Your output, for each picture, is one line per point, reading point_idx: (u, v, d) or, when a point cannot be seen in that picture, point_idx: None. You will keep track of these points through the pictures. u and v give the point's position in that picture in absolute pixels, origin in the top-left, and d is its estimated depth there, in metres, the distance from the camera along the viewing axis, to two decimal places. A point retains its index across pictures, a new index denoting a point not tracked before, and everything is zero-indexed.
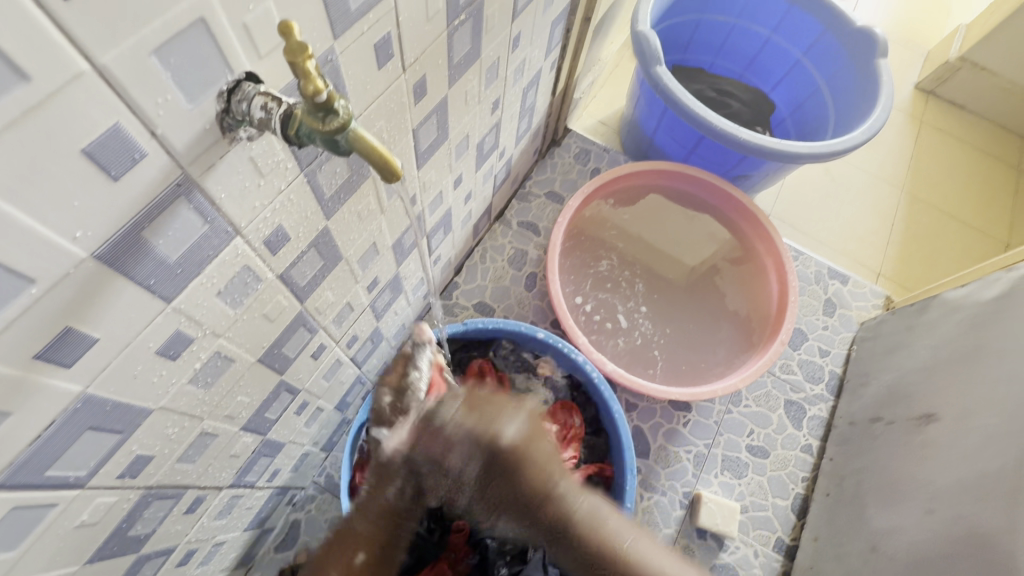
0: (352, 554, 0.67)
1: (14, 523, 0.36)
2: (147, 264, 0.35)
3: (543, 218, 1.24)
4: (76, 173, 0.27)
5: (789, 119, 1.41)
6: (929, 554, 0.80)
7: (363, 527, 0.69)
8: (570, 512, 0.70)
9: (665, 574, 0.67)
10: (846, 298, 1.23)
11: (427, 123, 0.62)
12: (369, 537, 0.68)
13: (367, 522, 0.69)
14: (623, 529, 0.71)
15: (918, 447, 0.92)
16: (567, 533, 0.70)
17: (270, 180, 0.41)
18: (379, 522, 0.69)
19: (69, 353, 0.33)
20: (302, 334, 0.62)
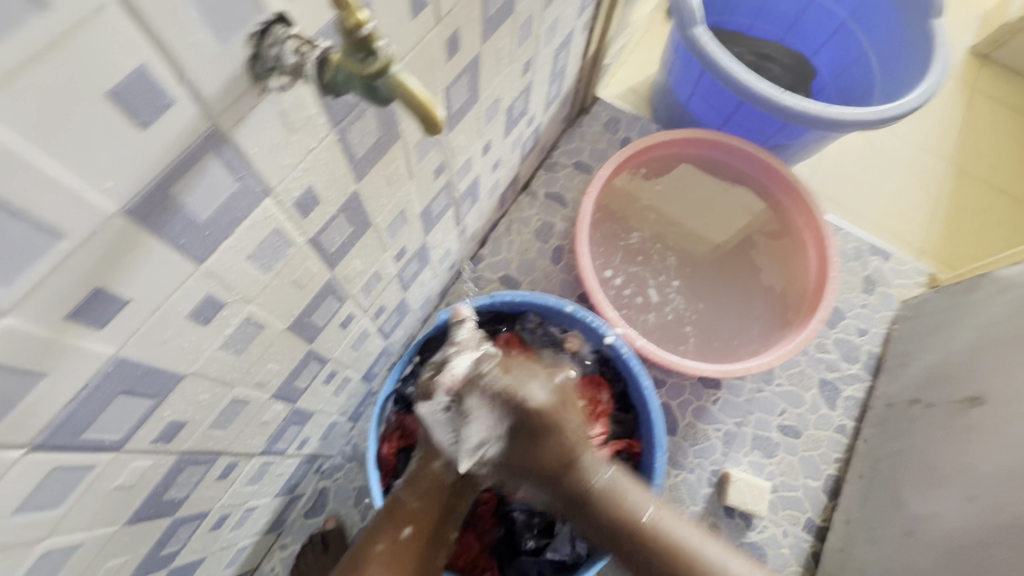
0: (402, 527, 0.66)
1: (54, 484, 0.36)
2: (177, 222, 0.33)
3: (571, 189, 1.20)
4: (102, 120, 0.25)
5: (831, 86, 1.31)
6: (969, 541, 0.77)
7: (410, 498, 0.68)
8: (593, 483, 0.66)
9: (695, 551, 0.63)
10: (888, 275, 1.18)
11: (459, 83, 0.59)
12: (419, 511, 0.68)
13: (416, 496, 0.68)
14: (644, 504, 0.66)
15: (961, 431, 0.87)
16: (588, 507, 0.65)
17: (301, 136, 0.39)
18: (425, 498, 0.68)
19: (102, 314, 0.32)
20: (331, 302, 0.61)
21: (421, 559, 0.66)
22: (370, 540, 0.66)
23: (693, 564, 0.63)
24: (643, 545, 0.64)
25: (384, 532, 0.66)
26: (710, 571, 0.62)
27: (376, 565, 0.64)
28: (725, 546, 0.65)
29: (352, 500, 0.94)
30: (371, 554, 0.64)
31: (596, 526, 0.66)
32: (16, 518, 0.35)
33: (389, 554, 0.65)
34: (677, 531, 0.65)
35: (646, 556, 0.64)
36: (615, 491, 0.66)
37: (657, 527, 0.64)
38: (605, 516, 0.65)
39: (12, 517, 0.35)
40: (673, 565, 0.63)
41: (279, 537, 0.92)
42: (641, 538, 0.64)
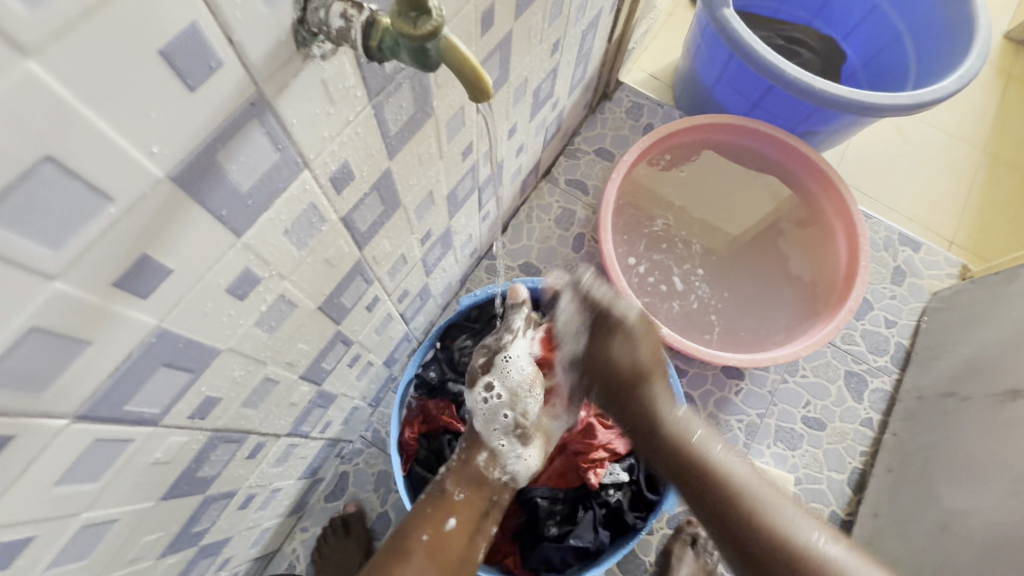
0: (445, 519, 0.67)
1: (95, 456, 0.36)
2: (220, 191, 0.32)
3: (592, 176, 1.18)
4: (153, 79, 0.25)
5: (862, 71, 1.27)
6: (1010, 536, 0.75)
7: (456, 489, 0.70)
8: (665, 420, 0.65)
9: (761, 502, 0.57)
10: (918, 266, 1.15)
11: (491, 59, 0.57)
12: (462, 502, 0.69)
13: (461, 488, 0.70)
14: (717, 444, 0.63)
15: (1000, 425, 0.85)
16: (659, 439, 0.65)
17: (340, 108, 0.38)
18: (471, 489, 0.71)
19: (145, 283, 0.31)
20: (359, 284, 0.60)
21: (464, 552, 0.66)
22: (412, 531, 0.65)
23: (758, 515, 0.56)
24: (711, 485, 0.60)
25: (428, 521, 0.66)
26: (777, 529, 0.55)
27: (419, 557, 0.63)
28: (799, 507, 0.57)
29: (373, 484, 0.94)
30: (414, 544, 0.64)
31: (664, 461, 0.64)
32: (58, 489, 0.35)
33: (432, 544, 0.64)
34: (746, 478, 0.59)
35: (711, 500, 0.59)
36: (687, 428, 0.64)
37: (727, 471, 0.60)
38: (674, 449, 0.63)
39: (55, 488, 0.35)
40: (738, 511, 0.57)
41: (300, 519, 0.93)
42: (708, 474, 0.60)
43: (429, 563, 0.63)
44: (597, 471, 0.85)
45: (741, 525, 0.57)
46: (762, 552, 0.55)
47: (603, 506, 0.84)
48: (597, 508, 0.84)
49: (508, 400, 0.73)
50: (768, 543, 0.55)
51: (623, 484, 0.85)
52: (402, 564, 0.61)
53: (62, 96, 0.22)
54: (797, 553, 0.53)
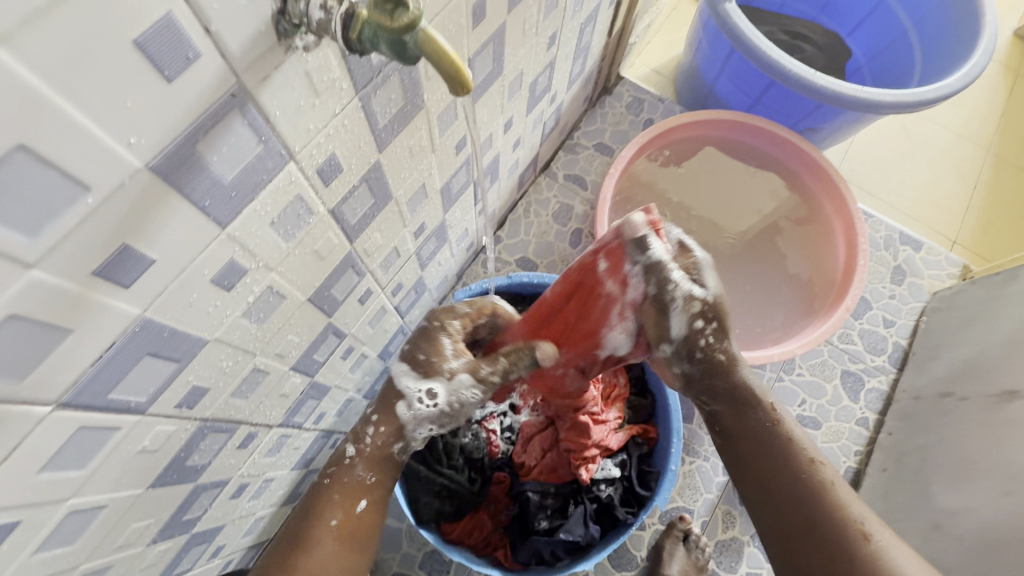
0: (355, 501, 0.62)
1: (81, 442, 0.37)
2: (202, 182, 0.33)
3: (591, 171, 1.18)
4: (129, 68, 0.25)
5: (866, 67, 1.26)
6: (1003, 537, 0.75)
7: (364, 472, 0.63)
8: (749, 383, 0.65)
9: (830, 479, 0.59)
10: (918, 265, 1.14)
11: (483, 52, 0.57)
12: (373, 485, 0.64)
13: (371, 472, 0.64)
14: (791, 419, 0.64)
15: (998, 426, 0.84)
16: (740, 401, 0.64)
17: (325, 100, 0.38)
18: (381, 471, 0.64)
19: (127, 272, 0.32)
20: (350, 276, 0.60)
21: (375, 531, 0.64)
22: (318, 516, 0.60)
23: (824, 491, 0.58)
24: (784, 451, 0.61)
25: (337, 507, 0.61)
26: (839, 508, 0.57)
27: (326, 542, 0.59)
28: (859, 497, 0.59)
29: None
30: (321, 531, 0.59)
31: (739, 426, 0.64)
32: (42, 476, 0.35)
33: (342, 531, 0.60)
34: (818, 454, 0.61)
35: (782, 465, 0.60)
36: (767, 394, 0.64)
37: (799, 441, 0.62)
38: (756, 415, 0.63)
39: (39, 474, 0.35)
40: (806, 482, 0.59)
41: (295, 509, 0.93)
42: (783, 440, 0.62)
43: (337, 547, 0.60)
44: (589, 467, 0.84)
45: (805, 499, 0.58)
46: (819, 525, 0.57)
47: (594, 501, 0.84)
48: (588, 503, 0.84)
49: (444, 413, 0.63)
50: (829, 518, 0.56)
51: (615, 479, 0.86)
52: (306, 554, 0.58)
53: (33, 83, 0.22)
54: (853, 535, 0.55)
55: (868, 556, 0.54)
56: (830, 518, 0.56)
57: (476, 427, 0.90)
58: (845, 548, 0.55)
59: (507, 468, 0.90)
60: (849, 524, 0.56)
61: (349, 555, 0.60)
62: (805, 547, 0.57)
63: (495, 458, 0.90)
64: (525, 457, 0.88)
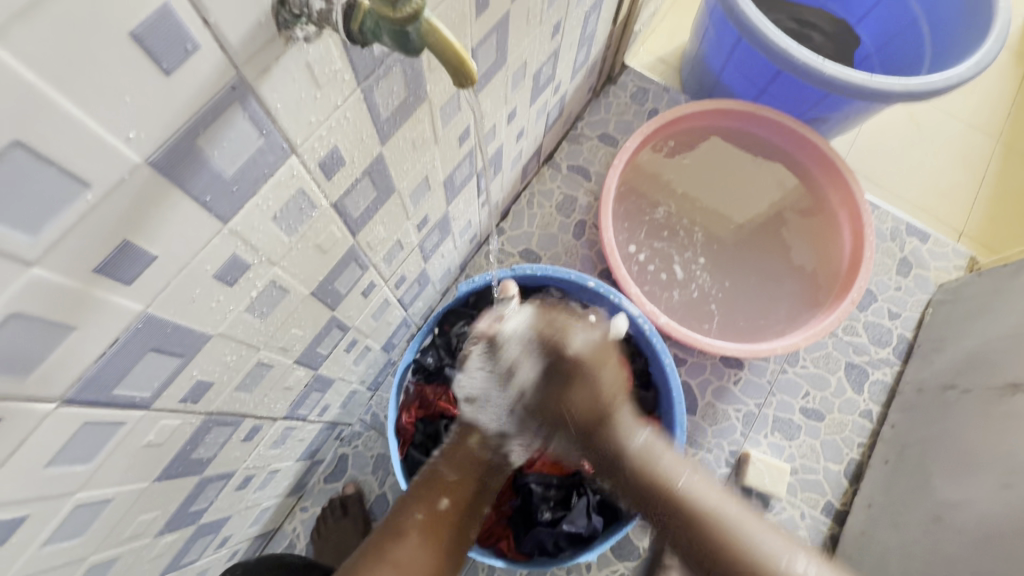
0: (439, 499, 0.65)
1: (85, 438, 0.37)
2: (203, 177, 0.32)
3: (595, 162, 1.17)
4: (125, 60, 0.24)
5: (876, 55, 1.24)
6: (1000, 530, 0.75)
7: (446, 471, 0.67)
8: (622, 441, 0.63)
9: (736, 530, 0.56)
10: (925, 257, 1.13)
11: (487, 42, 0.56)
12: (455, 483, 0.67)
13: (453, 470, 0.68)
14: (684, 470, 0.61)
15: (1000, 419, 0.84)
16: (625, 465, 0.63)
17: (326, 92, 0.37)
18: (462, 471, 0.68)
19: (128, 269, 0.31)
20: (354, 269, 0.60)
21: (460, 532, 0.64)
22: (404, 512, 0.63)
23: (728, 544, 0.55)
24: (687, 521, 0.58)
25: (421, 500, 0.64)
26: (741, 547, 0.55)
27: (412, 536, 0.61)
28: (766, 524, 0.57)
29: (371, 467, 0.96)
30: (410, 524, 0.62)
31: (652, 509, 0.60)
32: (49, 471, 0.35)
33: (427, 525, 0.62)
34: (711, 497, 0.58)
35: (685, 536, 0.58)
36: (654, 457, 0.62)
37: (690, 492, 0.59)
38: (662, 499, 0.60)
39: (46, 469, 0.35)
40: (707, 544, 0.56)
41: (301, 500, 0.94)
42: (674, 505, 0.59)
43: (423, 544, 0.61)
44: None
45: (705, 552, 0.56)
46: None
47: (597, 493, 0.85)
48: (590, 494, 0.85)
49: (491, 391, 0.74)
50: None
51: None
52: (395, 544, 0.60)
53: (30, 80, 0.22)
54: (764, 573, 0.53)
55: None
56: None
57: None
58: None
59: None
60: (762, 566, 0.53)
61: (434, 553, 0.61)
62: None
63: None
64: None
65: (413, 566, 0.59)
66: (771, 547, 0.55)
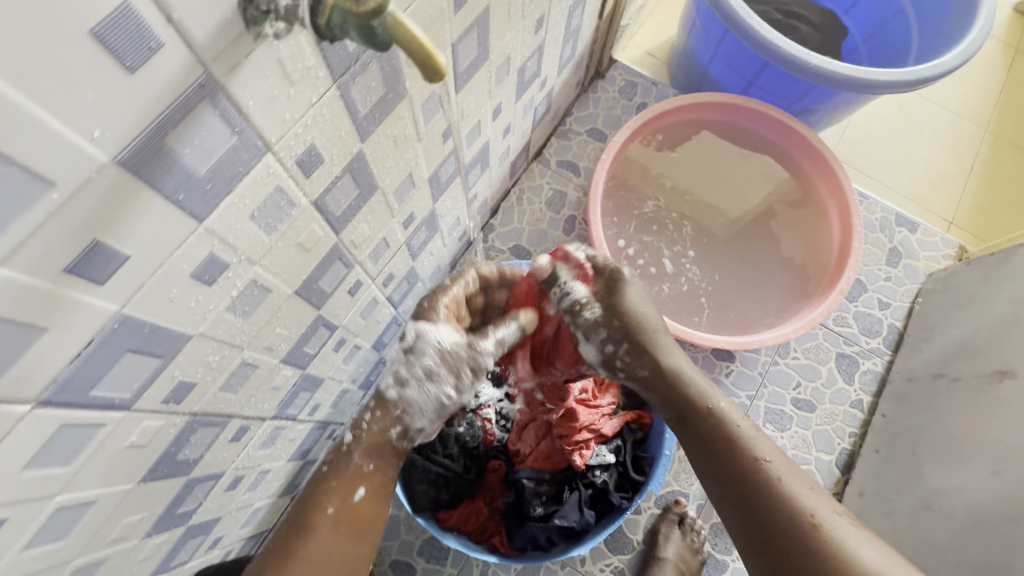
0: (352, 490, 0.65)
1: (65, 439, 0.37)
2: (175, 176, 0.32)
3: (584, 157, 1.17)
4: (87, 59, 0.24)
5: (864, 47, 1.24)
6: (991, 516, 0.76)
7: (361, 459, 0.66)
8: (686, 391, 0.70)
9: (778, 471, 0.62)
10: (914, 247, 1.14)
11: (467, 38, 0.56)
12: (368, 472, 0.66)
13: (369, 458, 0.66)
14: (741, 420, 0.67)
15: (990, 406, 0.85)
16: (684, 399, 0.70)
17: (300, 90, 0.37)
18: (377, 458, 0.67)
19: (100, 269, 0.31)
20: (338, 268, 0.60)
21: (376, 517, 0.66)
22: (317, 504, 0.63)
23: (772, 481, 0.61)
24: (732, 452, 0.64)
25: (333, 494, 0.64)
26: (787, 494, 0.60)
27: (324, 530, 0.62)
28: (811, 485, 0.62)
29: None
30: (320, 518, 0.62)
31: (702, 440, 0.67)
32: (28, 473, 0.35)
33: (339, 517, 0.63)
34: (767, 449, 0.64)
35: (729, 465, 0.64)
36: (712, 399, 0.69)
37: (749, 439, 0.65)
38: (715, 431, 0.67)
39: (24, 472, 0.35)
40: (750, 476, 0.62)
41: (294, 500, 0.94)
42: (726, 438, 0.66)
43: (337, 532, 0.63)
44: (583, 453, 0.85)
45: (751, 498, 0.61)
46: (778, 532, 0.58)
47: (588, 487, 0.85)
48: (583, 488, 0.85)
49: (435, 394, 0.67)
50: (789, 525, 0.58)
51: (610, 465, 0.86)
52: (305, 542, 0.61)
53: None
54: (803, 520, 0.58)
55: (821, 544, 0.56)
56: (784, 518, 0.59)
57: (470, 416, 0.89)
58: (811, 551, 0.56)
59: (502, 456, 0.90)
60: (796, 499, 0.59)
61: (350, 541, 0.63)
62: (776, 561, 0.58)
63: (490, 446, 0.90)
64: (519, 445, 0.89)
65: (327, 557, 0.61)
66: (809, 498, 0.59)
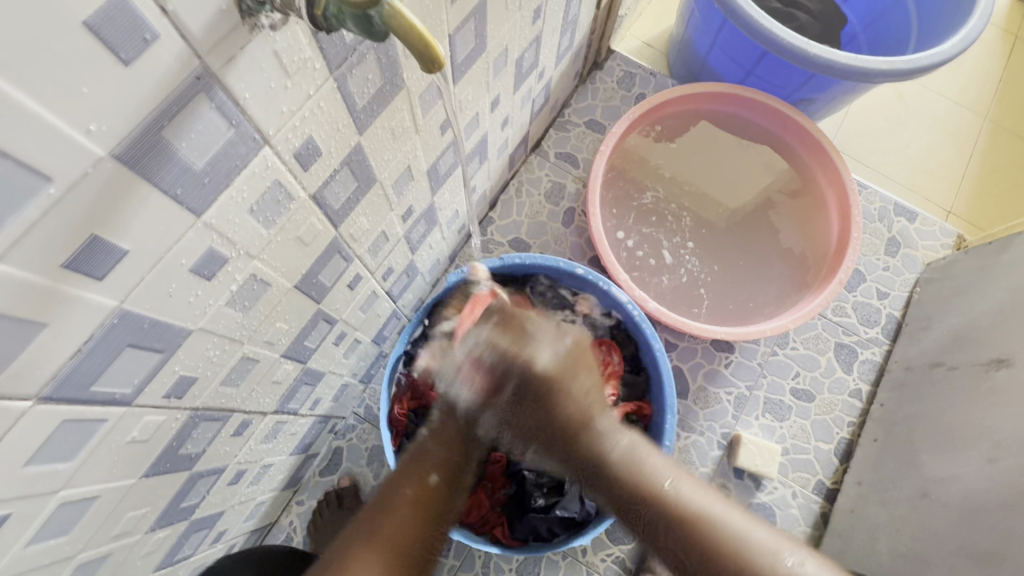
0: (427, 475, 0.61)
1: (67, 435, 0.37)
2: (172, 170, 0.32)
3: (583, 148, 1.16)
4: (81, 52, 0.24)
5: (863, 35, 1.23)
6: (988, 502, 0.77)
7: (435, 446, 0.64)
8: (608, 450, 0.60)
9: (729, 529, 0.55)
10: (912, 236, 1.14)
11: (465, 29, 0.55)
12: (442, 458, 0.64)
13: (439, 445, 0.64)
14: (672, 475, 0.59)
15: (987, 393, 0.85)
16: (601, 469, 0.60)
17: (297, 82, 0.37)
18: (448, 446, 0.65)
19: (98, 264, 0.31)
20: (337, 262, 0.60)
21: (450, 503, 0.62)
22: (395, 487, 0.60)
23: (724, 543, 0.54)
24: (673, 523, 0.56)
25: (410, 477, 0.60)
26: (743, 553, 0.54)
27: (405, 511, 0.58)
28: (758, 522, 0.57)
29: (366, 459, 0.96)
30: (398, 500, 0.58)
31: (637, 512, 0.58)
32: (29, 469, 0.35)
33: (418, 499, 0.59)
34: (710, 504, 0.57)
35: (674, 538, 0.56)
36: (635, 458, 0.60)
37: (688, 499, 0.57)
38: (645, 501, 0.58)
39: (26, 467, 0.35)
40: (700, 544, 0.55)
41: (296, 494, 0.95)
42: (662, 508, 0.57)
43: (416, 515, 0.58)
44: None
45: (705, 562, 0.55)
46: None
47: None
48: None
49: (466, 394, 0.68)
50: None
51: None
52: (386, 519, 0.56)
53: None
54: (761, 571, 0.53)
55: None
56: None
57: None
58: None
59: None
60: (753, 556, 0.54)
61: (427, 526, 0.58)
62: None
63: None
64: None
65: (411, 540, 0.56)
66: (764, 545, 0.55)
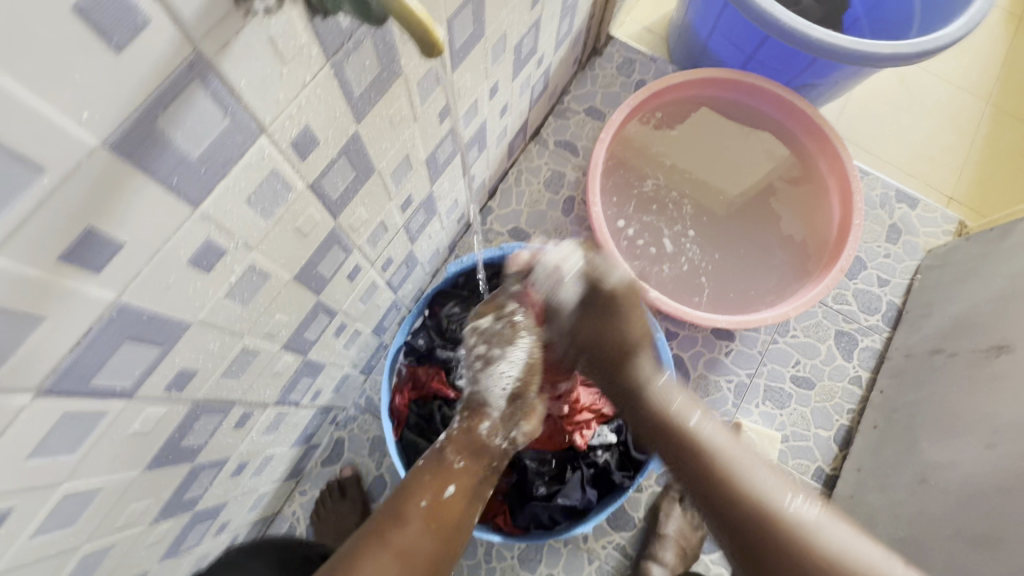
0: (445, 485, 0.57)
1: (68, 428, 0.37)
2: (167, 160, 0.31)
3: (582, 136, 1.15)
4: (72, 38, 0.23)
5: (865, 18, 1.19)
6: (986, 487, 0.77)
7: (454, 455, 0.61)
8: (645, 382, 0.63)
9: (742, 469, 0.55)
10: (914, 223, 1.13)
11: (463, 13, 0.54)
12: (462, 468, 0.60)
13: (461, 454, 0.61)
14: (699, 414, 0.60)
15: (987, 379, 0.86)
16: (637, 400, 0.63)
17: (293, 69, 0.36)
18: (471, 456, 0.61)
19: (95, 257, 0.31)
20: (336, 253, 0.59)
21: (467, 520, 0.57)
22: (409, 495, 0.56)
23: (734, 481, 0.55)
24: (690, 455, 0.57)
25: (427, 487, 0.56)
26: (752, 493, 0.54)
27: (418, 522, 0.54)
28: (777, 473, 0.56)
29: (368, 449, 0.97)
30: (413, 511, 0.54)
31: (659, 442, 0.60)
32: (31, 462, 0.35)
33: (432, 510, 0.55)
34: (730, 446, 0.57)
35: (688, 471, 0.57)
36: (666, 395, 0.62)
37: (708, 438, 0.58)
38: (668, 433, 0.59)
39: (28, 461, 0.35)
40: (712, 478, 0.55)
41: (298, 484, 0.95)
42: (682, 441, 0.58)
43: (428, 529, 0.54)
44: (584, 433, 0.88)
45: (713, 496, 0.55)
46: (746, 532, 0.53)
47: (591, 467, 0.87)
48: (585, 468, 0.87)
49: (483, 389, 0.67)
50: (759, 529, 0.52)
51: (611, 445, 0.89)
52: (397, 530, 0.53)
53: None
54: (764, 514, 0.52)
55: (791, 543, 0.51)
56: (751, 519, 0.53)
57: None
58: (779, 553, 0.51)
59: None
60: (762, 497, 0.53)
61: (439, 541, 0.54)
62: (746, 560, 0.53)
63: None
64: None
65: (419, 555, 0.52)
66: (781, 499, 0.53)
